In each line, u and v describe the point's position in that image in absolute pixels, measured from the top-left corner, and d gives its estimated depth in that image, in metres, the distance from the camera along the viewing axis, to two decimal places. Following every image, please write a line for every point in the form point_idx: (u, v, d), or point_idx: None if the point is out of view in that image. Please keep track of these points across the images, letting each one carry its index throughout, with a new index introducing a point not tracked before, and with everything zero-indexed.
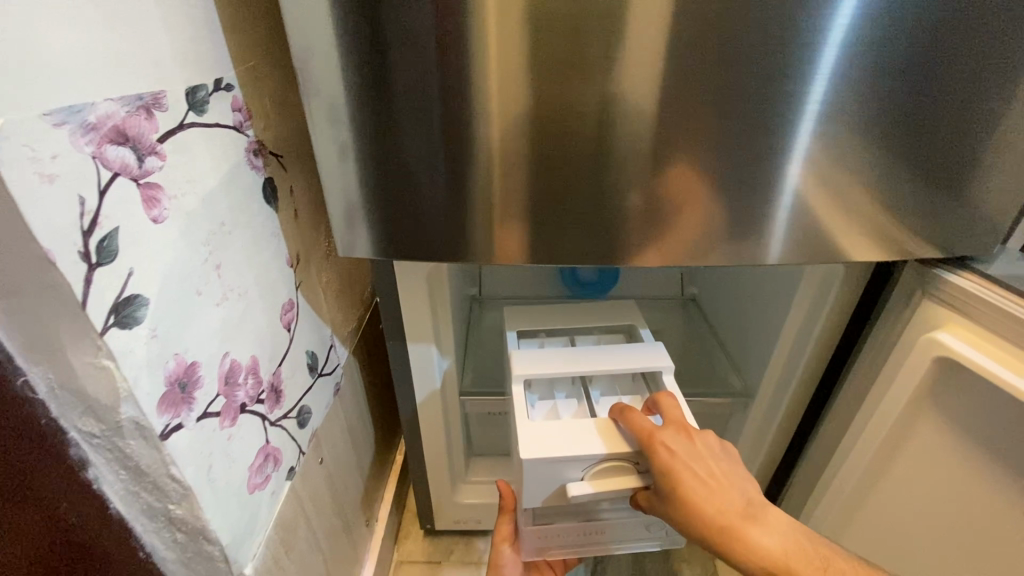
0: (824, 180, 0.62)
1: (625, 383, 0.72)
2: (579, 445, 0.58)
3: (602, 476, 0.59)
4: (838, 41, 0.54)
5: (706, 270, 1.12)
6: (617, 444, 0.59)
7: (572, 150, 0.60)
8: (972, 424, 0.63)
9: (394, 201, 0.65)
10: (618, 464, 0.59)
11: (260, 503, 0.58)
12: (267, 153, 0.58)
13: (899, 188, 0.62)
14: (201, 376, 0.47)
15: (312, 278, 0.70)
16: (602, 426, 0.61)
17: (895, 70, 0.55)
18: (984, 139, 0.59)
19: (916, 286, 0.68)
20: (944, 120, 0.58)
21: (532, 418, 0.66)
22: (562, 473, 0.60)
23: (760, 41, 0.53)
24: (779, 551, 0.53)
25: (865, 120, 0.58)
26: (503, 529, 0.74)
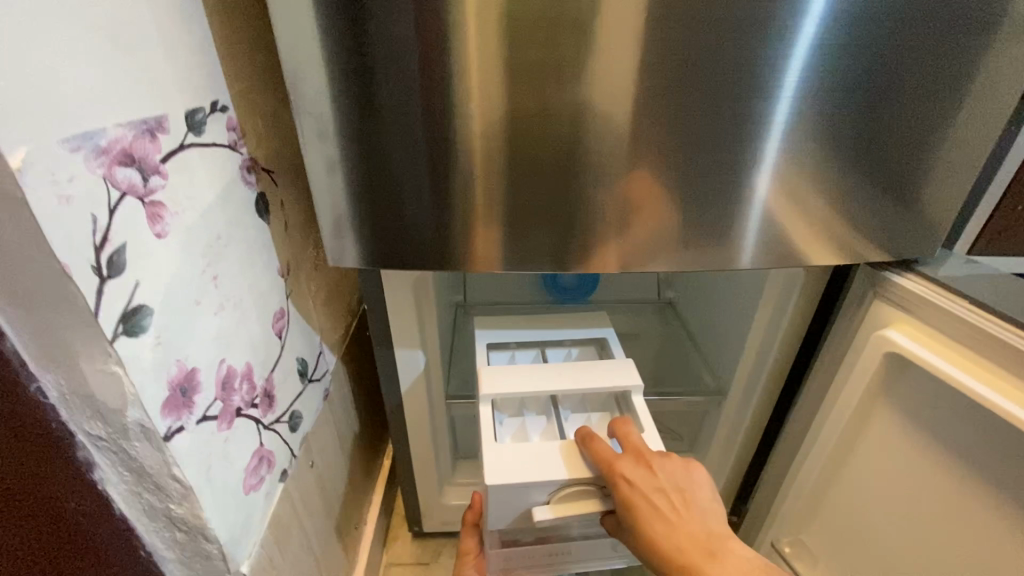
0: (785, 192, 0.67)
1: (596, 399, 0.75)
2: (543, 471, 0.61)
3: (566, 500, 0.61)
4: (796, 67, 0.59)
5: (683, 276, 1.16)
6: (579, 470, 0.61)
7: (549, 164, 0.64)
8: (920, 413, 0.68)
9: (381, 213, 0.69)
10: (582, 488, 0.62)
11: (255, 504, 0.60)
12: (259, 169, 0.61)
13: (854, 199, 0.68)
14: (200, 381, 0.50)
15: (302, 287, 0.73)
16: (567, 451, 0.63)
17: (842, 92, 0.61)
18: (928, 154, 0.65)
19: (868, 287, 0.73)
20: (887, 137, 0.64)
21: (500, 438, 0.69)
22: (526, 497, 0.62)
23: (721, 65, 0.59)
24: None
25: (822, 138, 0.63)
26: (468, 544, 0.77)
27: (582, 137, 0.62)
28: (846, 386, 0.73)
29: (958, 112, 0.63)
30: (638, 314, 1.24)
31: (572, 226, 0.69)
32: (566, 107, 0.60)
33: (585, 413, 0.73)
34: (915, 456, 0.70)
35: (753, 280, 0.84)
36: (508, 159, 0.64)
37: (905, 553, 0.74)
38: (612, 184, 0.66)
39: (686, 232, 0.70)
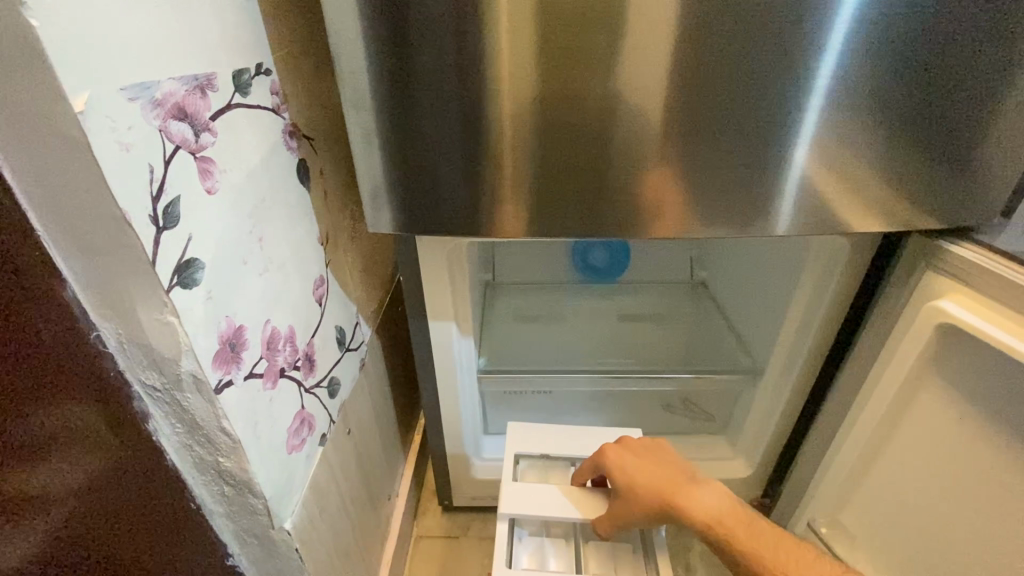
0: (832, 153, 0.64)
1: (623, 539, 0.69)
2: None
3: None
4: (848, 17, 0.56)
5: (715, 253, 1.15)
6: None
7: (588, 133, 0.63)
8: (972, 389, 0.66)
9: (417, 181, 0.69)
10: None
11: (297, 464, 0.61)
12: (300, 135, 0.61)
13: (904, 161, 0.64)
14: (246, 339, 0.51)
15: (339, 257, 0.74)
16: None
17: (892, 57, 0.58)
18: (987, 112, 0.61)
19: (919, 258, 0.70)
20: (940, 105, 0.61)
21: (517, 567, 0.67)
22: None
23: (768, 21, 0.56)
24: (716, 509, 0.60)
25: (873, 94, 0.60)
26: None
27: (622, 103, 0.61)
28: (893, 360, 0.71)
29: None
30: (667, 295, 1.25)
31: (609, 196, 0.68)
32: (605, 72, 0.59)
33: (610, 548, 0.68)
34: (966, 433, 0.67)
35: (797, 247, 0.83)
36: (546, 127, 0.63)
37: (953, 535, 0.71)
38: (652, 152, 0.64)
39: (728, 203, 0.68)
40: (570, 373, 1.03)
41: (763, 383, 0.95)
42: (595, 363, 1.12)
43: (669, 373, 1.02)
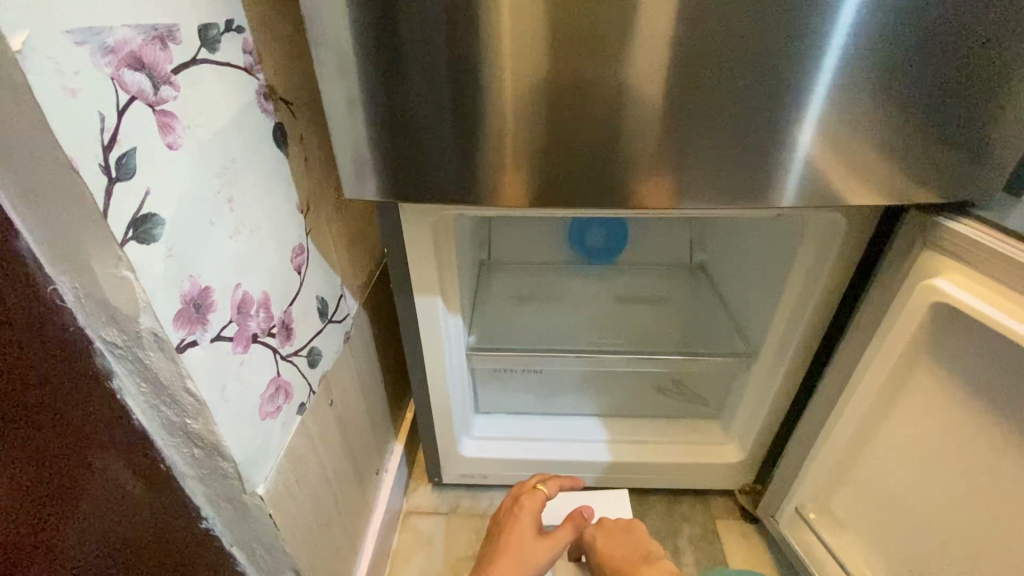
0: (835, 117, 0.61)
1: None
2: None
3: None
4: None
5: (714, 234, 1.13)
6: None
7: (575, 102, 0.61)
8: (967, 372, 0.63)
9: (397, 148, 0.67)
10: None
11: (272, 430, 0.61)
12: (276, 98, 0.60)
13: (908, 130, 0.61)
14: (214, 301, 0.50)
15: (321, 226, 0.73)
16: None
17: (900, 32, 0.56)
18: (1003, 77, 0.58)
19: (917, 235, 0.66)
20: (953, 81, 0.58)
21: None
22: None
23: None
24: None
25: (881, 53, 0.57)
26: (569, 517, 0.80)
27: (611, 70, 0.59)
28: (886, 342, 0.69)
29: None
30: (667, 278, 1.23)
31: (596, 167, 0.65)
32: (591, 34, 0.57)
33: None
34: (961, 419, 0.65)
35: (795, 224, 0.80)
36: (531, 94, 0.61)
37: (944, 522, 0.69)
38: (642, 121, 0.62)
39: (721, 176, 0.65)
40: (560, 352, 1.02)
41: (758, 365, 0.93)
42: (587, 340, 1.09)
43: (661, 354, 1.01)
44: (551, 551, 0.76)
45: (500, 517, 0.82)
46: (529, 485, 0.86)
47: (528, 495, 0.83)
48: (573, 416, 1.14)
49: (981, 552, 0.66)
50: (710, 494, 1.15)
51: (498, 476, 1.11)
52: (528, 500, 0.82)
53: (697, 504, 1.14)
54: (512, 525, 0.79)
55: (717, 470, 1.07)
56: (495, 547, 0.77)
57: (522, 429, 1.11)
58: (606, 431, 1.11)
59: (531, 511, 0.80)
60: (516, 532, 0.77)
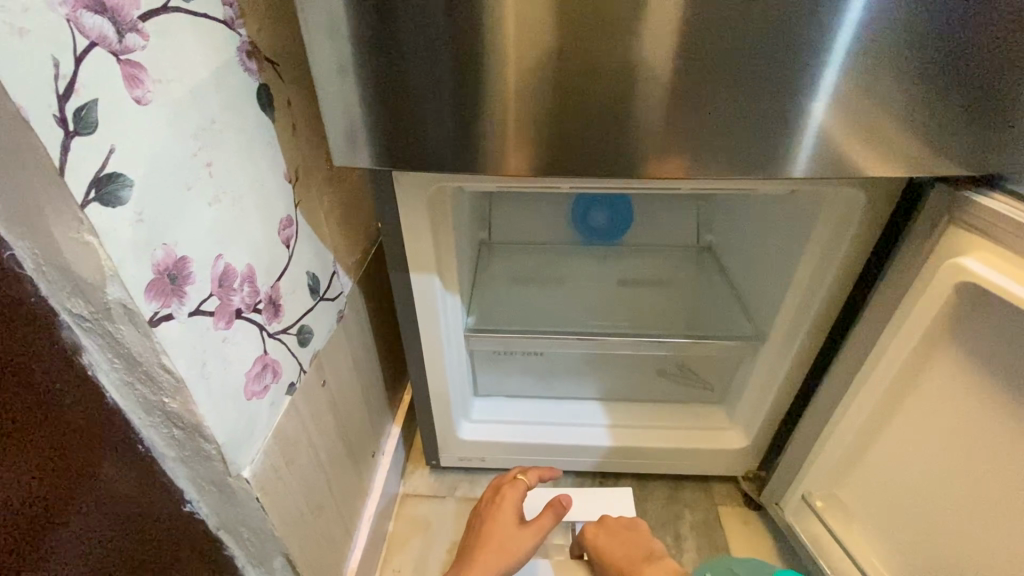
0: (861, 82, 0.56)
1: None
2: None
3: None
4: None
5: (723, 214, 1.09)
6: None
7: (581, 67, 0.57)
8: (991, 357, 0.60)
9: (390, 114, 0.63)
10: None
11: (259, 411, 0.58)
12: (260, 57, 0.56)
13: (941, 96, 0.56)
14: (192, 272, 0.47)
15: (312, 198, 0.69)
16: None
17: None
18: None
19: (942, 211, 0.62)
20: (993, 48, 0.53)
21: None
22: None
23: None
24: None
25: (914, 9, 0.52)
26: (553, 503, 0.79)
27: (621, 31, 0.54)
28: (905, 325, 0.66)
29: None
30: (673, 259, 1.19)
31: (602, 135, 0.61)
32: None
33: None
34: (983, 406, 0.62)
35: (811, 202, 0.76)
36: (533, 56, 0.57)
37: (960, 513, 0.67)
38: (652, 87, 0.58)
39: (736, 146, 0.61)
40: (562, 334, 0.99)
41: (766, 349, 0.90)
42: (589, 323, 1.06)
43: (665, 337, 0.97)
44: (536, 538, 0.75)
45: (481, 509, 0.81)
46: (509, 477, 0.85)
47: (509, 486, 0.82)
48: (573, 400, 1.12)
49: (997, 544, 0.63)
50: (712, 480, 1.13)
51: (496, 460, 1.09)
52: (510, 491, 0.81)
53: (698, 490, 1.12)
54: (493, 515, 0.78)
55: (721, 456, 1.04)
56: (476, 538, 0.76)
57: (521, 413, 1.09)
58: (607, 416, 1.09)
59: (512, 501, 0.80)
60: (497, 522, 0.76)
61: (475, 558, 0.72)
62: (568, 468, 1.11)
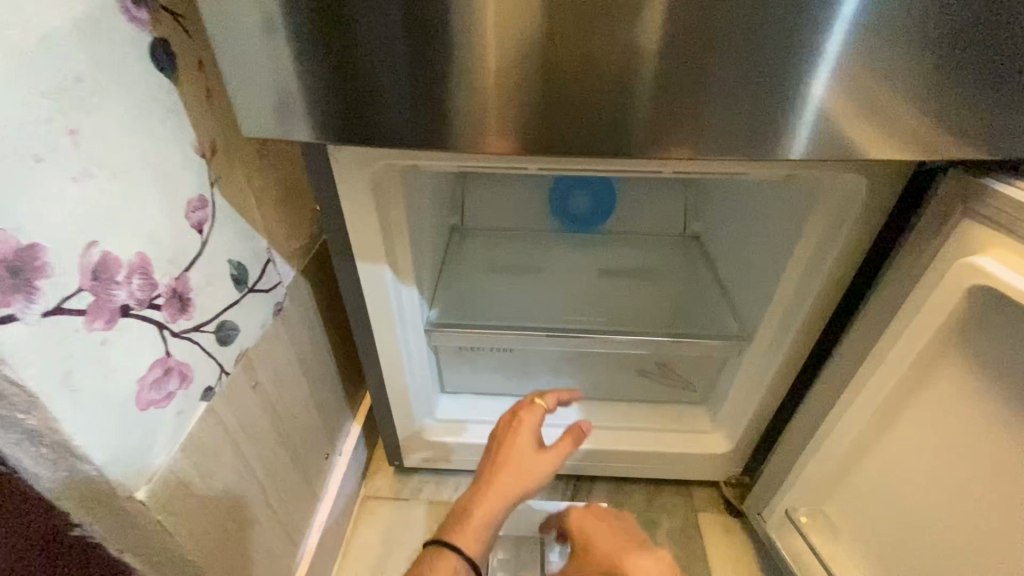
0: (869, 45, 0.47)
1: None
2: None
3: None
4: None
5: (712, 201, 1.01)
6: None
7: (542, 20, 0.46)
8: (1003, 371, 0.53)
9: (316, 76, 0.52)
10: None
11: (159, 422, 0.51)
12: (154, 5, 0.48)
13: (968, 60, 0.47)
14: (49, 263, 0.39)
15: (236, 175, 0.61)
16: None
17: None
18: None
19: (957, 199, 0.54)
20: None
21: None
22: None
23: None
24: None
25: None
26: (573, 430, 0.71)
27: None
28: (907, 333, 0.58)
29: None
30: (658, 248, 1.11)
31: (582, 102, 0.51)
32: None
33: None
34: (991, 425, 0.54)
35: (807, 188, 0.68)
36: (483, 2, 0.46)
37: (958, 541, 0.60)
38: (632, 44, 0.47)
39: (722, 120, 0.51)
40: (533, 329, 0.91)
41: (753, 350, 0.82)
42: (565, 318, 0.98)
43: (643, 333, 0.90)
44: (556, 457, 0.69)
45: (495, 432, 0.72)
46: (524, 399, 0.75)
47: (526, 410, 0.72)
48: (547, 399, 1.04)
49: None
50: (693, 485, 1.06)
51: (463, 461, 1.02)
52: (527, 415, 0.71)
53: (678, 496, 1.05)
54: (511, 440, 0.69)
55: (702, 461, 0.98)
56: (492, 458, 0.69)
57: (490, 412, 1.01)
58: (582, 416, 1.01)
59: (530, 424, 0.70)
60: (516, 445, 0.69)
61: (489, 481, 0.66)
62: (539, 472, 1.04)
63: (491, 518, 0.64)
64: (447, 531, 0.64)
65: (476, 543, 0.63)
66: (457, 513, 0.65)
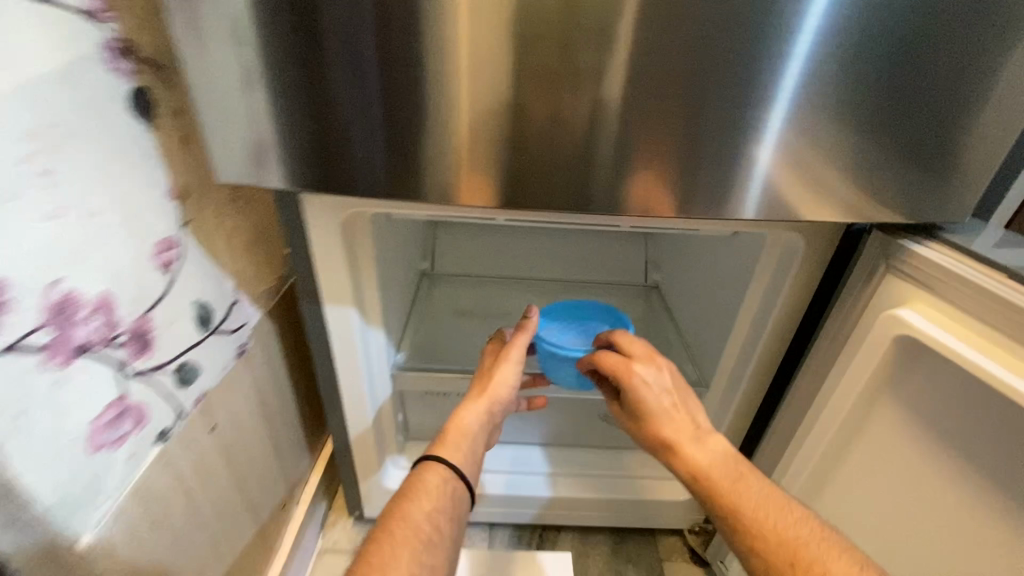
0: (793, 161, 0.54)
1: None
2: None
3: None
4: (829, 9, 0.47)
5: (672, 252, 1.04)
6: None
7: (508, 99, 0.51)
8: (934, 420, 0.56)
9: (310, 143, 0.55)
10: None
11: (112, 462, 0.50)
12: (140, 58, 0.50)
13: (872, 168, 0.54)
14: (8, 302, 0.39)
15: (207, 220, 0.61)
16: None
17: (869, 45, 0.48)
18: (969, 115, 0.52)
19: (877, 261, 0.59)
20: (956, 102, 0.51)
21: None
22: None
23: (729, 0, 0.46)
24: (708, 465, 0.60)
25: (836, 85, 0.50)
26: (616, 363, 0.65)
27: (554, 75, 0.49)
28: (846, 377, 0.61)
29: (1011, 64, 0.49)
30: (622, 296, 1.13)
31: (535, 163, 0.54)
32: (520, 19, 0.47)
33: None
34: (929, 476, 0.58)
35: (754, 243, 0.72)
36: (463, 86, 0.50)
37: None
38: (609, 86, 0.50)
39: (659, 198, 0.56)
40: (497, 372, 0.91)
41: None
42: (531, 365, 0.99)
43: None
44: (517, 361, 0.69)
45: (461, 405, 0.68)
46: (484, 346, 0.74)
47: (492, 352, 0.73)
48: (512, 443, 1.04)
49: None
50: (657, 532, 1.06)
51: None
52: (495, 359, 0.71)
53: (642, 540, 1.05)
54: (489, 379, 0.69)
55: (663, 507, 0.98)
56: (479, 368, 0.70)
57: None
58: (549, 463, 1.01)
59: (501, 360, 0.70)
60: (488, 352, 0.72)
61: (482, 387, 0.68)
62: (503, 520, 1.03)
63: (477, 432, 0.66)
64: (445, 451, 0.63)
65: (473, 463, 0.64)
66: (449, 437, 0.65)
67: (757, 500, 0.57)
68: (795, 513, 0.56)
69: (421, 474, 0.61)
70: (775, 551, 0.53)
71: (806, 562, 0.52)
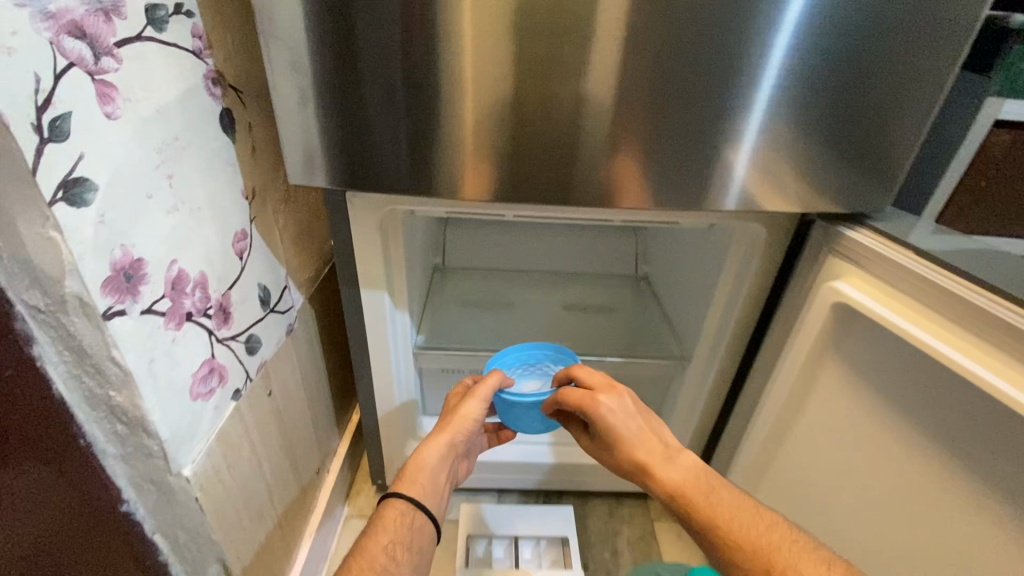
0: (755, 162, 0.67)
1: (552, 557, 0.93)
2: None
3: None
4: (781, 45, 0.60)
5: (659, 246, 1.18)
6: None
7: (517, 116, 0.64)
8: (868, 372, 0.69)
9: (354, 151, 0.67)
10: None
11: (204, 411, 0.62)
12: (225, 84, 0.62)
13: (821, 168, 0.67)
14: (147, 273, 0.51)
15: (267, 216, 0.74)
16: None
17: (814, 73, 0.61)
18: (895, 125, 0.65)
19: (822, 244, 0.72)
20: (883, 115, 0.64)
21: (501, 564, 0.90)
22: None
23: (695, 40, 0.59)
24: (682, 482, 0.68)
25: (789, 103, 0.63)
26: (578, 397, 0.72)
27: (547, 95, 0.62)
28: (798, 341, 0.74)
29: (924, 87, 0.62)
30: (614, 286, 1.26)
31: (545, 166, 0.67)
32: (530, 56, 0.60)
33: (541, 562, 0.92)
34: (867, 418, 0.71)
35: (725, 233, 0.85)
36: (483, 106, 0.63)
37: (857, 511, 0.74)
38: (602, 106, 0.63)
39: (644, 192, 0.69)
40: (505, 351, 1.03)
41: None
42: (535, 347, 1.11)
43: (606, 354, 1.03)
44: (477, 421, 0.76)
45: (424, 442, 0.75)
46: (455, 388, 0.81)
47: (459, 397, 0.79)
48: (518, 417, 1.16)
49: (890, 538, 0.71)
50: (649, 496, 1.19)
51: None
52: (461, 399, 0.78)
53: (636, 503, 1.17)
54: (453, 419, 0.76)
55: None
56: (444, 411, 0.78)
57: None
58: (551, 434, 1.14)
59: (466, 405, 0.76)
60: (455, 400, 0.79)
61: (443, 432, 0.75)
62: (511, 486, 1.15)
63: (436, 464, 0.73)
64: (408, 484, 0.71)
65: (437, 496, 0.72)
66: (417, 473, 0.72)
67: (728, 507, 0.66)
68: (761, 520, 0.64)
69: (382, 509, 0.69)
70: (751, 558, 0.61)
71: (779, 565, 0.60)
